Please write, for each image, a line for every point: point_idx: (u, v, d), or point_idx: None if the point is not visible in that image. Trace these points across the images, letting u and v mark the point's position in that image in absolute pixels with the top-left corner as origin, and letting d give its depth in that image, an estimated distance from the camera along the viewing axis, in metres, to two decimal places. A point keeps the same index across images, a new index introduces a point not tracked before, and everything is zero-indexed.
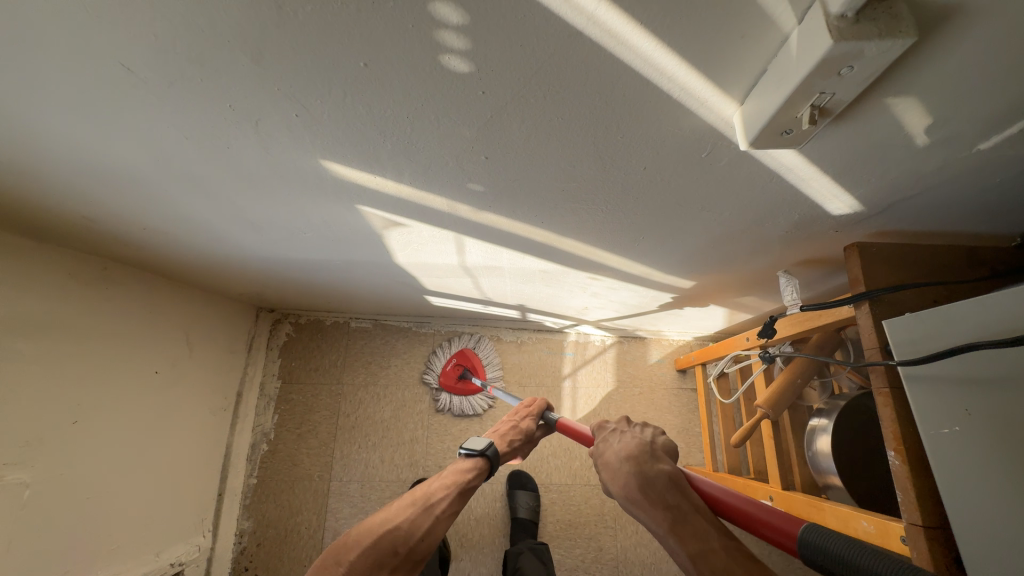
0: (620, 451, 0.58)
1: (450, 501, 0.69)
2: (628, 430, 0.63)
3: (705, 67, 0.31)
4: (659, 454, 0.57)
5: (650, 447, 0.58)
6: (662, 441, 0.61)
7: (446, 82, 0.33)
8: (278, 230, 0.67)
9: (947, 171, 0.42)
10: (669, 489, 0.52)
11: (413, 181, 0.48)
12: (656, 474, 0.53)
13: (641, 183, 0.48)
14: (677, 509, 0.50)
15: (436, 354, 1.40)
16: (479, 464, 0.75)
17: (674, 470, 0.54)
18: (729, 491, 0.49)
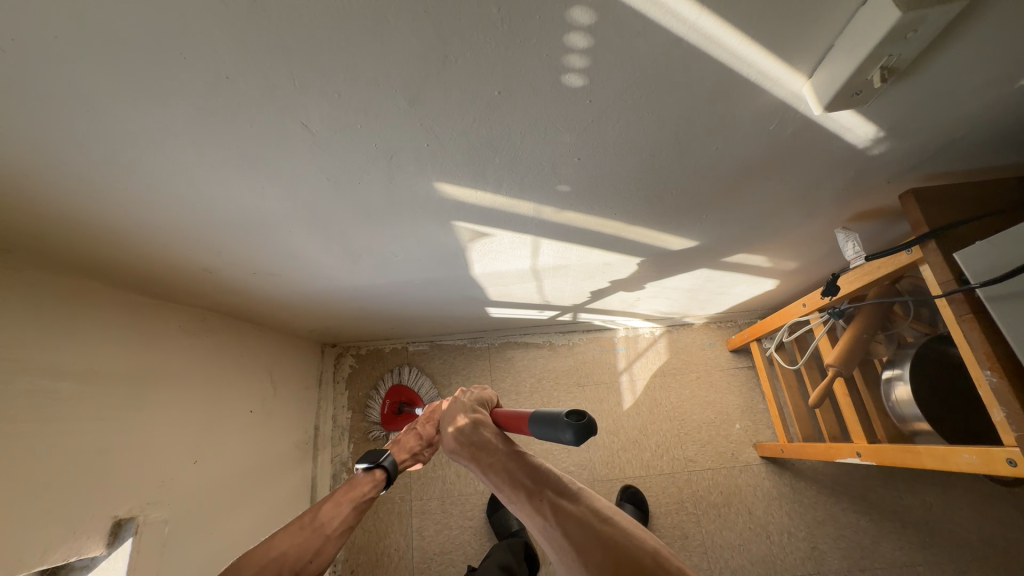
0: (450, 412, 0.76)
1: (343, 518, 0.73)
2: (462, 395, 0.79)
3: (785, 52, 0.37)
4: (474, 404, 0.75)
5: (472, 399, 0.76)
6: (480, 393, 0.79)
7: (562, 97, 0.40)
8: (375, 258, 0.75)
9: (995, 110, 0.47)
10: (475, 429, 0.71)
11: (508, 191, 0.56)
12: (468, 424, 0.72)
13: (711, 164, 0.54)
14: (475, 441, 0.70)
15: (370, 400, 1.46)
16: (377, 476, 0.79)
17: (480, 413, 0.73)
18: (496, 414, 0.67)
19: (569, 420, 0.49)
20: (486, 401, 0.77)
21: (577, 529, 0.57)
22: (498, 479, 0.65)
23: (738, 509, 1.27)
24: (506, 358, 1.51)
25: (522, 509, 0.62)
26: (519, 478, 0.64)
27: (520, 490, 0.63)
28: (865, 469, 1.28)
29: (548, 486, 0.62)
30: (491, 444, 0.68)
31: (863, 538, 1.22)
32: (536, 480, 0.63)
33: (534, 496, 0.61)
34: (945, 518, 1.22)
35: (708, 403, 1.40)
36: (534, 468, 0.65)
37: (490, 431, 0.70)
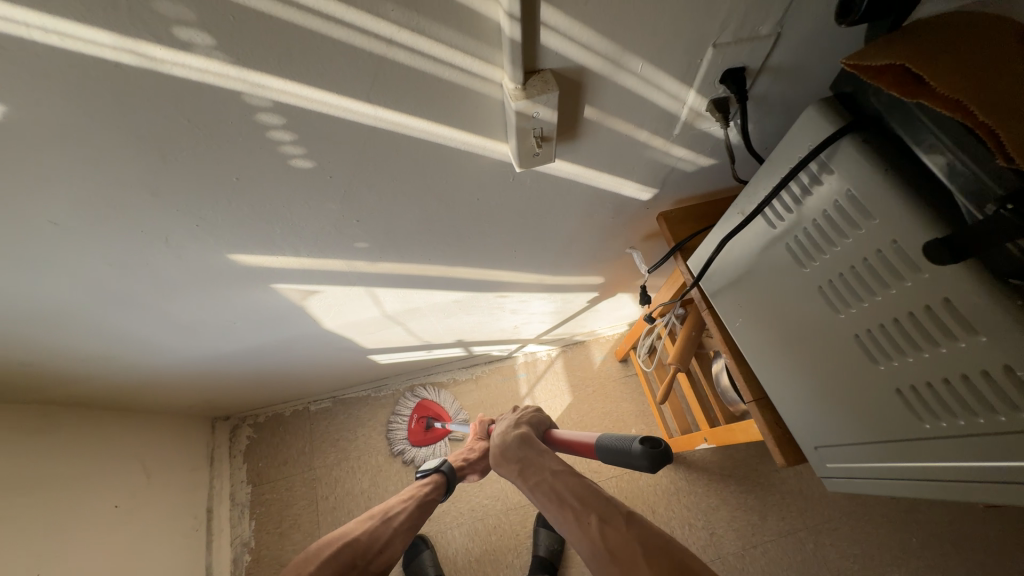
0: (501, 431, 0.83)
1: (406, 514, 0.86)
2: (511, 416, 0.86)
3: (471, 129, 0.46)
4: (521, 422, 0.82)
5: (520, 419, 0.83)
6: (530, 413, 0.85)
7: (300, 176, 0.46)
8: (212, 328, 0.77)
9: (677, 152, 0.60)
10: (523, 448, 0.76)
11: (309, 253, 0.61)
12: (515, 442, 0.77)
13: (482, 211, 0.62)
14: (525, 458, 0.75)
15: (396, 416, 1.46)
16: (435, 481, 0.97)
17: (524, 429, 0.79)
18: (559, 437, 0.73)
19: (644, 448, 0.54)
20: (532, 420, 0.82)
21: (627, 552, 0.57)
22: (544, 498, 0.68)
23: (642, 511, 1.34)
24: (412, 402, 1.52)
25: (570, 531, 0.63)
26: (565, 498, 0.66)
27: (566, 510, 0.65)
28: (744, 450, 1.42)
29: (595, 510, 0.63)
30: (538, 464, 0.72)
31: (751, 516, 1.33)
32: (583, 502, 0.65)
33: (583, 518, 0.62)
34: (814, 483, 1.37)
35: (604, 414, 1.49)
36: (584, 489, 0.67)
37: (538, 451, 0.75)
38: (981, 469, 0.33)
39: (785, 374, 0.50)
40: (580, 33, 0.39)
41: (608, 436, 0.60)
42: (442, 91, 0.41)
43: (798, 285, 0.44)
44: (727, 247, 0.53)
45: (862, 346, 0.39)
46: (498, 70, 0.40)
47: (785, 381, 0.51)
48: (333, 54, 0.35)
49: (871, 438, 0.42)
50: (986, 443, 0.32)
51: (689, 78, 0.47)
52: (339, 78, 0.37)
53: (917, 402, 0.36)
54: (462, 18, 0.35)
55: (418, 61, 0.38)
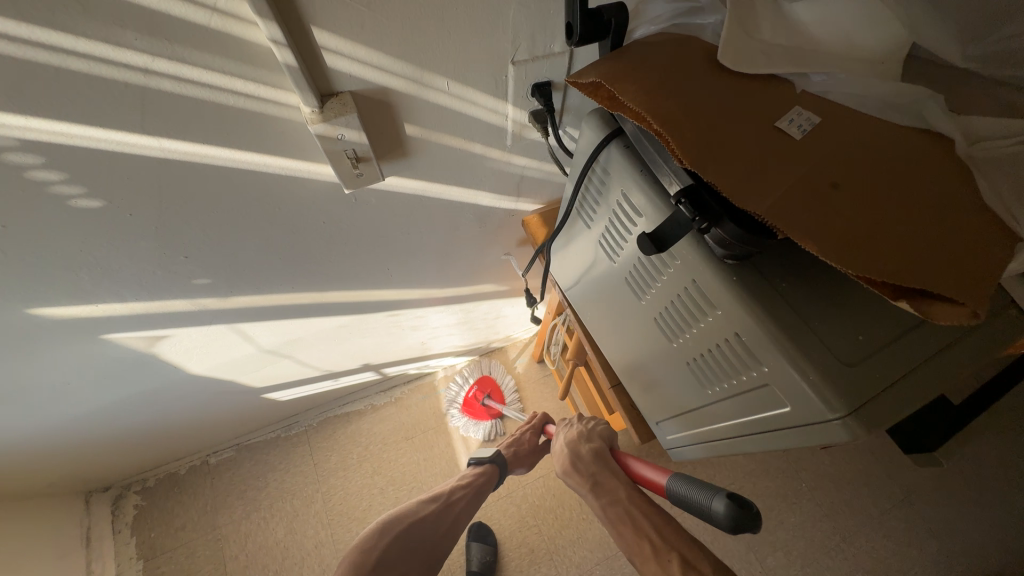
0: (567, 439, 0.81)
1: (466, 500, 0.83)
2: (576, 424, 0.85)
3: (284, 153, 0.45)
4: (591, 435, 0.80)
5: (589, 432, 0.81)
6: (598, 425, 0.84)
7: (91, 217, 0.42)
8: (38, 393, 0.67)
9: (518, 161, 0.62)
10: (596, 463, 0.75)
11: (139, 296, 0.56)
12: (587, 455, 0.76)
13: (333, 233, 0.60)
14: (597, 476, 0.74)
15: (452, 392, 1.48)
16: (489, 470, 0.89)
17: (597, 445, 0.78)
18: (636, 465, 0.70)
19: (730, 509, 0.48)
20: (601, 433, 0.81)
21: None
22: (617, 525, 0.67)
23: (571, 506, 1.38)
24: (327, 436, 1.43)
25: (646, 566, 0.61)
26: (644, 531, 0.64)
27: (646, 544, 0.63)
28: None
29: (678, 550, 0.61)
30: (614, 486, 0.71)
31: None
32: (665, 539, 0.62)
33: (662, 556, 0.61)
34: None
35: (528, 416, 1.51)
36: (665, 527, 0.64)
37: (613, 471, 0.74)
38: (745, 423, 0.38)
39: (626, 360, 0.54)
40: (365, 55, 0.39)
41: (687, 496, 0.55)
42: (232, 119, 0.39)
43: (615, 276, 0.48)
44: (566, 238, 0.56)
45: (659, 325, 0.43)
46: (290, 94, 0.39)
47: (628, 367, 0.55)
48: (78, 85, 0.32)
49: (685, 407, 0.47)
50: (740, 402, 0.37)
51: (501, 93, 0.50)
52: (96, 111, 0.34)
53: (699, 371, 0.40)
54: (224, 45, 0.34)
55: (189, 89, 0.36)
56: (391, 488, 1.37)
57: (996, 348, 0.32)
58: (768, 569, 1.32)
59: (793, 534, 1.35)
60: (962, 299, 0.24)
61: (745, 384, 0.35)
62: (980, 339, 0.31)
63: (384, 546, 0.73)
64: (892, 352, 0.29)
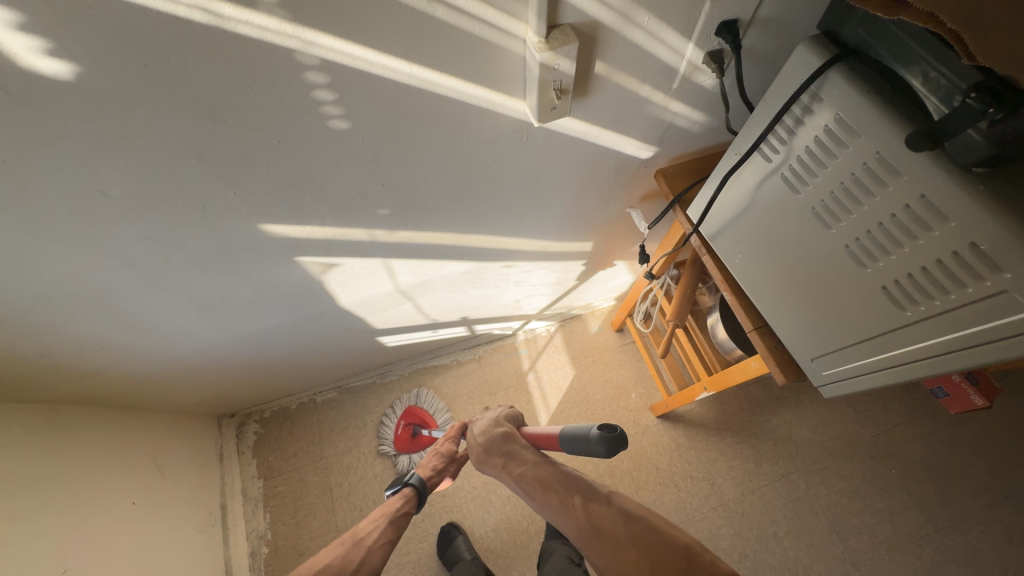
0: (481, 428, 0.88)
1: (381, 530, 0.82)
2: (489, 413, 0.92)
3: (492, 86, 0.50)
4: (501, 420, 0.87)
5: (496, 417, 0.89)
6: (505, 412, 0.91)
7: (335, 137, 0.49)
8: (231, 308, 0.78)
9: (674, 106, 0.64)
10: (504, 440, 0.82)
11: (334, 222, 0.64)
12: (496, 437, 0.83)
13: (498, 171, 0.66)
14: (507, 453, 0.81)
15: (386, 421, 1.46)
16: (407, 493, 0.91)
17: (506, 428, 0.85)
18: (529, 432, 0.81)
19: (602, 435, 0.61)
20: (510, 417, 0.89)
21: (611, 528, 0.65)
22: (531, 485, 0.75)
23: (647, 470, 1.41)
24: (417, 385, 1.54)
25: (558, 515, 0.70)
26: (549, 485, 0.73)
27: (552, 494, 0.72)
28: (738, 404, 1.50)
29: (579, 492, 0.71)
30: (519, 454, 0.79)
31: (748, 464, 1.42)
32: (566, 485, 0.72)
33: (568, 502, 0.70)
34: (803, 428, 1.46)
35: (605, 382, 1.54)
36: (563, 475, 0.74)
37: (519, 442, 0.82)
38: (954, 339, 0.40)
39: (786, 297, 0.56)
40: None
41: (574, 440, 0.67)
42: (470, 48, 0.44)
43: (793, 210, 0.50)
44: (728, 185, 0.58)
45: (851, 254, 0.45)
46: (522, 25, 0.44)
47: (785, 305, 0.57)
48: (380, 9, 0.38)
49: (861, 337, 0.49)
50: (956, 316, 0.39)
51: (688, 32, 0.52)
52: (380, 34, 0.40)
53: (899, 294, 0.43)
54: None
55: (453, 16, 0.41)
56: None
57: None
58: (851, 551, 1.30)
59: (879, 519, 1.33)
60: None
61: (971, 295, 0.37)
62: None
63: None
64: None
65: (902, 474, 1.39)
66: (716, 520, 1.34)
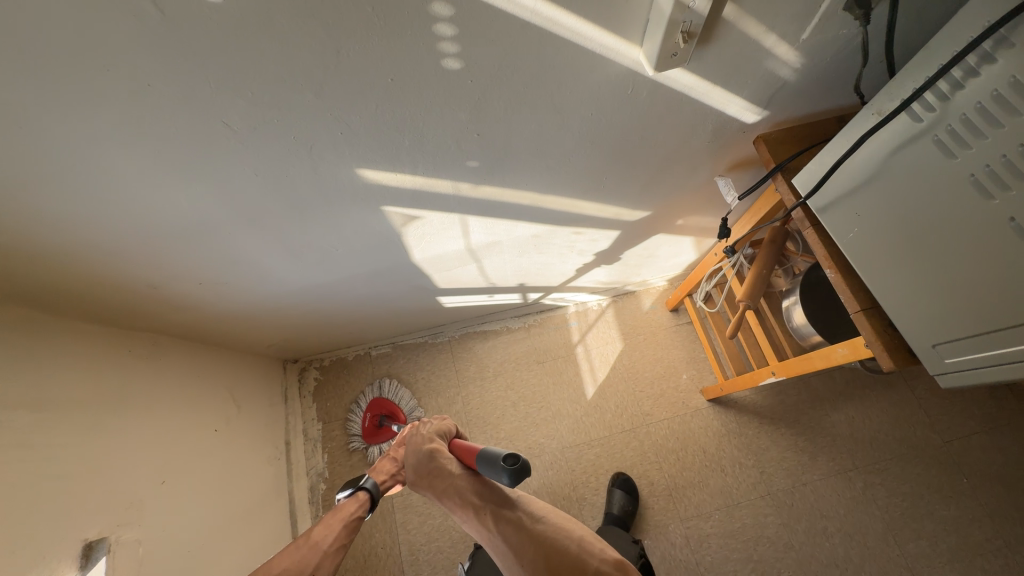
0: (415, 444, 0.88)
1: (336, 535, 0.85)
2: (429, 424, 0.92)
3: (612, 27, 0.47)
4: (433, 435, 0.87)
5: (430, 432, 0.89)
6: (437, 424, 0.91)
7: (445, 78, 0.48)
8: (316, 253, 0.80)
9: (797, 60, 0.58)
10: (432, 457, 0.82)
11: (425, 172, 0.63)
12: (425, 454, 0.83)
13: (593, 126, 0.63)
14: (431, 470, 0.81)
15: (352, 413, 1.48)
16: (361, 497, 0.96)
17: (435, 443, 0.85)
18: (454, 445, 0.80)
19: (505, 466, 0.59)
20: (441, 431, 0.88)
21: (513, 533, 0.68)
22: (452, 500, 0.76)
23: (694, 451, 1.39)
24: (467, 348, 1.57)
25: (473, 525, 0.73)
26: (466, 497, 0.75)
27: (467, 507, 0.74)
28: (796, 395, 1.43)
29: (490, 500, 0.73)
30: (443, 469, 0.79)
31: (801, 457, 1.36)
32: (479, 495, 0.74)
33: (480, 512, 0.72)
34: (865, 427, 1.38)
35: (656, 360, 1.52)
36: (478, 485, 0.75)
37: (442, 457, 0.81)
38: None
39: (911, 276, 0.52)
40: None
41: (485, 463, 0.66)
42: None
43: (942, 180, 0.45)
44: (851, 154, 0.52)
45: (1017, 229, 0.41)
46: None
47: (908, 285, 0.52)
48: None
49: (1006, 323, 0.45)
50: None
51: None
52: None
53: None
54: None
55: None
56: (522, 405, 1.48)
57: None
58: (909, 555, 1.24)
59: (943, 527, 1.26)
60: None
61: None
62: None
63: None
64: None
65: (973, 484, 1.30)
66: (762, 508, 1.32)
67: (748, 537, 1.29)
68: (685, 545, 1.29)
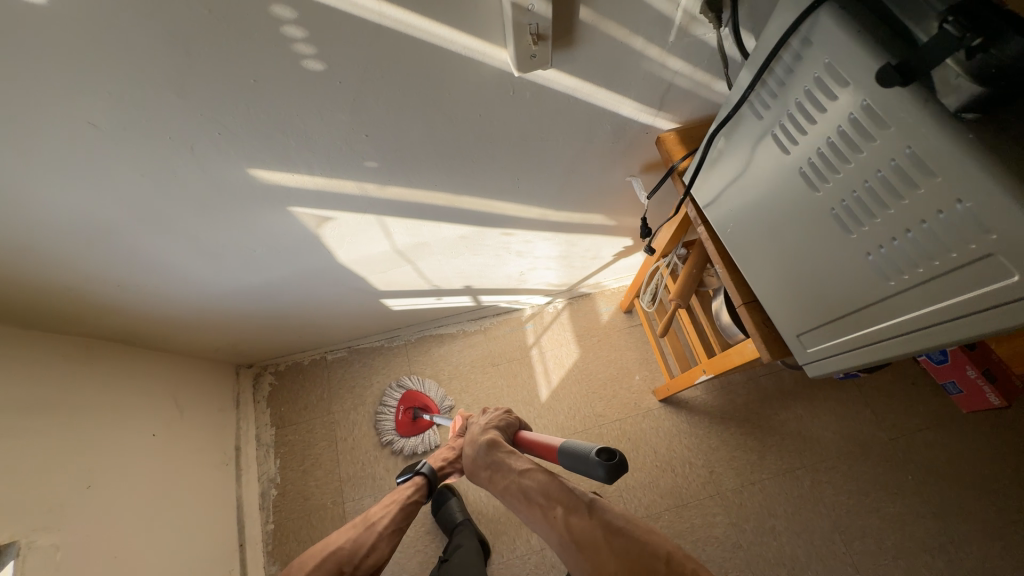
0: (472, 437, 0.94)
1: (391, 518, 0.91)
2: (488, 416, 0.97)
3: (468, 29, 0.48)
4: (490, 427, 0.93)
5: (489, 425, 0.93)
6: (496, 416, 0.96)
7: (311, 79, 0.50)
8: (236, 255, 0.82)
9: (672, 63, 0.61)
10: (493, 450, 0.86)
11: (322, 172, 0.65)
12: (484, 446, 0.88)
13: (485, 127, 0.64)
14: (492, 463, 0.85)
15: (384, 406, 1.47)
16: (417, 482, 1.00)
17: (492, 436, 0.89)
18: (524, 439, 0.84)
19: (601, 461, 0.62)
20: (502, 423, 0.93)
21: (588, 538, 0.67)
22: (515, 496, 0.79)
23: (645, 451, 1.40)
24: (422, 352, 1.58)
25: (539, 524, 0.74)
26: (532, 495, 0.77)
27: (533, 506, 0.75)
28: (746, 394, 1.45)
29: (560, 501, 0.73)
30: (505, 465, 0.83)
31: (751, 456, 1.37)
32: (548, 495, 0.75)
33: (549, 512, 0.73)
34: (813, 425, 1.39)
35: (608, 362, 1.52)
36: (545, 483, 0.77)
37: (505, 452, 0.85)
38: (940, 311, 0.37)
39: (775, 266, 0.53)
40: None
41: (569, 457, 0.69)
42: None
43: (783, 171, 0.46)
44: (722, 146, 0.54)
45: (837, 219, 0.42)
46: None
47: (775, 276, 0.54)
48: None
49: (845, 310, 0.46)
50: (942, 286, 0.35)
51: None
52: None
53: (884, 262, 0.39)
54: None
55: None
56: (475, 407, 1.49)
57: None
58: (854, 552, 1.25)
59: (889, 524, 1.27)
60: None
61: (958, 262, 0.34)
62: None
63: None
64: None
65: (918, 480, 1.31)
66: (711, 507, 1.32)
67: (697, 537, 1.29)
68: None
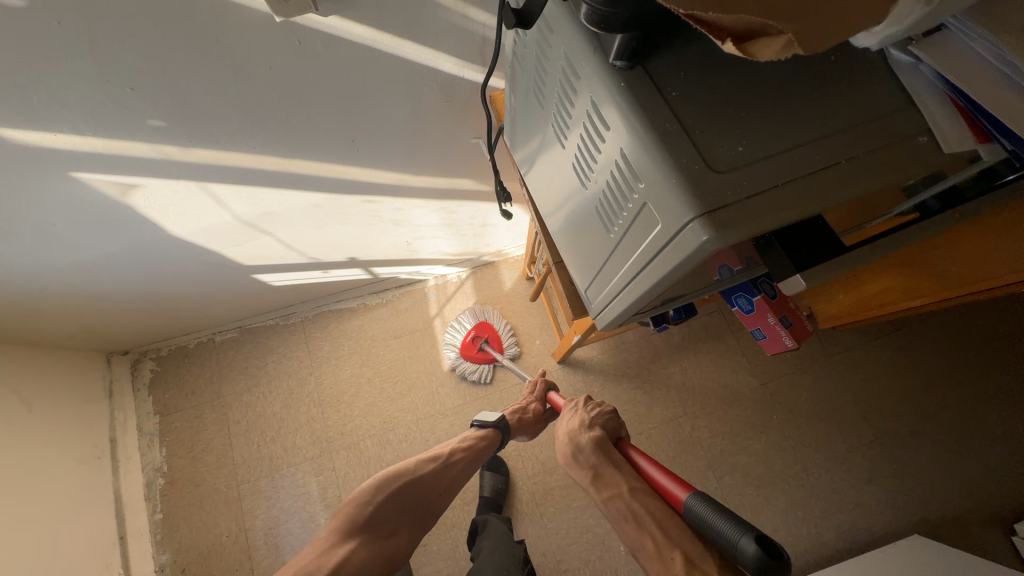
0: (569, 428, 0.85)
1: (462, 472, 0.89)
2: (585, 411, 0.88)
3: None
4: (593, 426, 0.84)
5: (592, 424, 0.85)
6: (602, 414, 0.87)
7: (19, 18, 0.43)
8: (28, 229, 0.72)
9: (472, 13, 0.58)
10: (603, 456, 0.78)
11: (96, 132, 0.58)
12: (589, 446, 0.79)
13: (285, 82, 0.59)
14: (600, 467, 0.76)
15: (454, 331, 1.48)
16: (490, 434, 0.96)
17: (598, 437, 0.81)
18: (646, 459, 0.74)
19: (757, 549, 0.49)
20: (607, 425, 0.85)
21: None
22: (618, 514, 0.68)
23: None
24: (321, 327, 1.52)
25: (646, 560, 0.62)
26: (643, 520, 0.65)
27: (642, 534, 0.64)
28: (639, 351, 1.53)
29: (681, 543, 0.61)
30: (615, 478, 0.73)
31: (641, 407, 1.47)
32: (665, 532, 0.63)
33: (664, 552, 0.61)
34: (695, 375, 1.51)
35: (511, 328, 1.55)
36: (665, 514, 0.65)
37: (614, 462, 0.76)
38: (636, 260, 0.40)
39: (561, 220, 0.55)
40: None
41: (706, 522, 0.58)
42: None
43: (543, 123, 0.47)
44: (512, 99, 0.54)
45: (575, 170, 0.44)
46: None
47: (563, 230, 0.56)
48: None
49: (599, 261, 0.49)
50: (633, 236, 0.39)
51: None
52: None
53: (603, 212, 0.42)
54: None
55: None
56: (376, 380, 1.47)
57: (880, 149, 0.34)
58: (724, 485, 1.39)
59: (755, 459, 1.42)
60: (783, 30, 0.27)
61: (634, 211, 0.37)
62: (844, 136, 0.34)
63: (381, 500, 0.80)
64: (762, 167, 0.32)
65: (781, 418, 1.46)
66: None
67: None
68: (530, 500, 1.33)
